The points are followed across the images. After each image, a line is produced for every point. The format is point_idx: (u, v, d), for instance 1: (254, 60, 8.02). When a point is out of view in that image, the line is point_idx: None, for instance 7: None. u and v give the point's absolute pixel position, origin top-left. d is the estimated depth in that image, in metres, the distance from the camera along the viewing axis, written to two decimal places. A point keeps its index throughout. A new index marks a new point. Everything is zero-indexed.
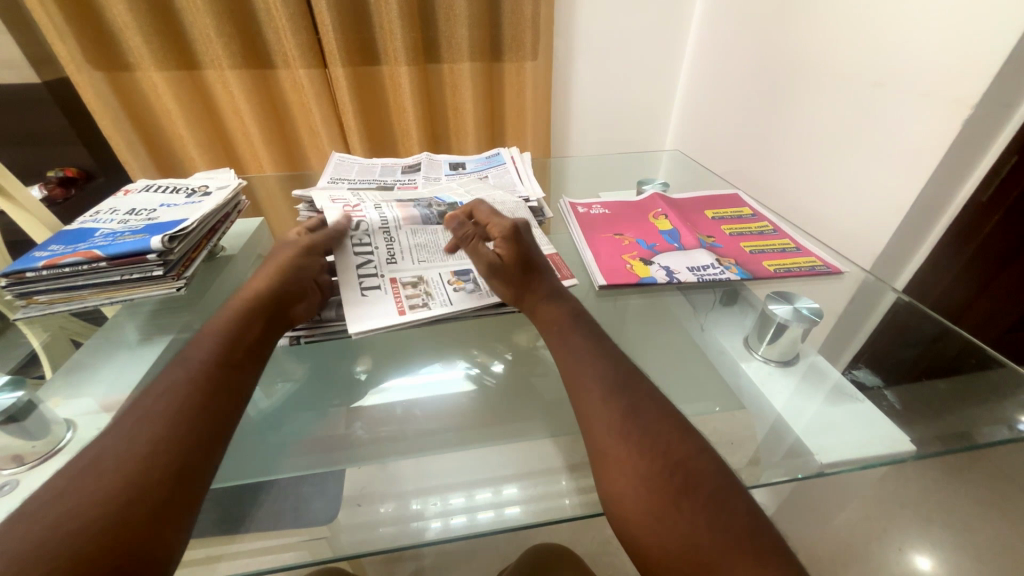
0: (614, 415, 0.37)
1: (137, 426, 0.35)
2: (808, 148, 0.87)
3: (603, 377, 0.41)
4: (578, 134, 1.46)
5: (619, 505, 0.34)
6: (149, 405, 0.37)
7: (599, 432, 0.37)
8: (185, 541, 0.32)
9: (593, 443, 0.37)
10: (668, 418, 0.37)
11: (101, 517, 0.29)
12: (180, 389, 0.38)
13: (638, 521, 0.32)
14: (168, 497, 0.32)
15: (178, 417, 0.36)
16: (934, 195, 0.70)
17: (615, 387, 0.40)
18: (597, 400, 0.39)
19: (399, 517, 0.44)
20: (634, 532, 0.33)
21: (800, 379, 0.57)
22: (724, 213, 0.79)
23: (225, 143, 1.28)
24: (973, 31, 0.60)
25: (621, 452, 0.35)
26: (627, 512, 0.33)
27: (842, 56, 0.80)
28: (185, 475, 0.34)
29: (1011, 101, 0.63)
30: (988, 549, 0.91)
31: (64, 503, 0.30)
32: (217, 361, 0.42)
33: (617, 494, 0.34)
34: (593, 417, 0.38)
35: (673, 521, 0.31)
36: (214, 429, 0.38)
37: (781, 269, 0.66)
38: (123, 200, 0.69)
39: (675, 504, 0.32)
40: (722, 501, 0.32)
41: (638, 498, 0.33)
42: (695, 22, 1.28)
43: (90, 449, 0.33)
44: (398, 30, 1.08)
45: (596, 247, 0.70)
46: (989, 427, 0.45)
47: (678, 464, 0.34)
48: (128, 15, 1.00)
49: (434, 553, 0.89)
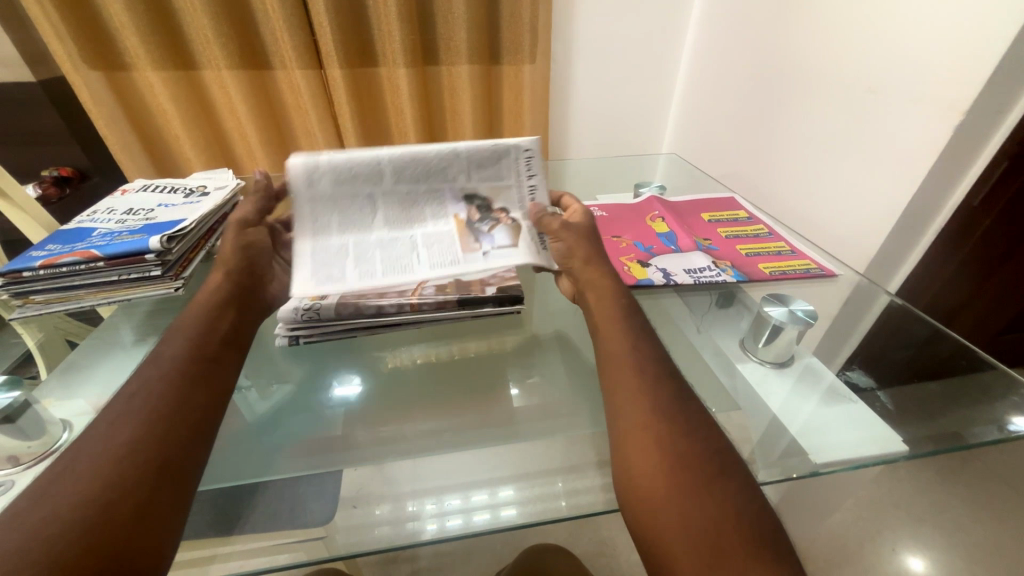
0: (651, 402, 0.39)
1: (116, 428, 0.35)
2: (803, 153, 0.88)
3: (643, 365, 0.42)
4: (576, 137, 1.47)
5: (642, 489, 0.35)
6: (134, 406, 0.36)
7: (636, 415, 0.39)
8: (176, 542, 0.32)
9: (624, 427, 0.39)
10: (700, 412, 0.39)
11: (88, 521, 0.29)
12: (160, 389, 0.38)
13: (660, 506, 0.34)
14: (149, 500, 0.32)
15: (166, 417, 0.36)
16: (927, 200, 0.71)
17: (654, 375, 0.42)
18: (636, 386, 0.41)
19: (396, 518, 0.44)
20: (651, 518, 0.34)
21: (796, 380, 0.57)
22: (721, 216, 0.80)
23: (223, 144, 1.28)
24: (964, 40, 0.61)
25: (653, 435, 0.37)
26: (650, 495, 0.35)
27: (837, 62, 0.81)
28: (169, 477, 0.34)
29: (1001, 108, 0.64)
30: (980, 550, 0.92)
31: (42, 510, 0.30)
32: (203, 358, 0.42)
33: (642, 477, 0.36)
34: (632, 399, 0.40)
35: (694, 506, 0.33)
36: (200, 429, 0.38)
37: (776, 271, 0.67)
38: (120, 200, 0.69)
39: (702, 489, 0.33)
40: (741, 493, 0.34)
41: (666, 481, 0.34)
42: (691, 27, 1.29)
43: (72, 453, 0.33)
44: (397, 33, 1.08)
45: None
46: (980, 428, 0.46)
47: (702, 454, 0.36)
48: (125, 15, 1.00)
49: (429, 554, 0.89)
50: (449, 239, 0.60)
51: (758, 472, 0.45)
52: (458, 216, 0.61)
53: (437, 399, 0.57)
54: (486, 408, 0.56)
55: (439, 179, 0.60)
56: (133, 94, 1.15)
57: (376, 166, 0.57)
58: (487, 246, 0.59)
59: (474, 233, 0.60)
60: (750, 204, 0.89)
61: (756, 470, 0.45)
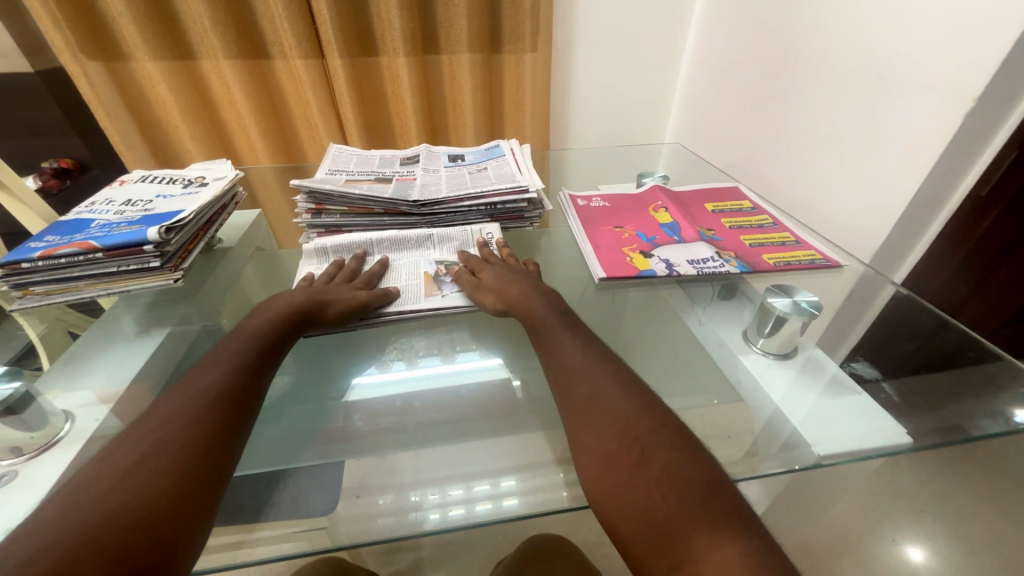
0: (599, 393, 0.40)
1: (148, 422, 0.36)
2: (808, 143, 0.87)
3: (586, 364, 0.43)
4: (578, 127, 1.46)
5: (598, 481, 0.35)
6: (162, 406, 0.37)
7: (590, 405, 0.39)
8: (204, 533, 0.32)
9: (577, 423, 0.39)
10: (643, 399, 0.39)
11: (112, 508, 0.29)
12: (204, 393, 0.39)
13: (617, 494, 0.33)
14: (189, 495, 0.32)
15: (193, 411, 0.37)
16: (933, 190, 0.70)
17: (602, 371, 0.42)
18: (594, 379, 0.41)
19: (398, 508, 0.44)
20: (613, 507, 0.33)
21: (799, 372, 0.57)
22: (724, 206, 0.79)
23: (222, 134, 1.27)
24: (981, 26, 0.59)
25: (606, 428, 0.37)
26: (607, 483, 0.34)
27: (845, 49, 0.79)
28: (209, 474, 0.34)
29: (1013, 95, 0.62)
30: (980, 541, 0.92)
31: (70, 495, 0.30)
32: (223, 361, 0.43)
33: (596, 469, 0.35)
34: (588, 391, 0.40)
35: (649, 487, 0.32)
36: (233, 424, 0.38)
37: (780, 262, 0.66)
38: (118, 190, 0.68)
39: (655, 469, 0.33)
40: (699, 468, 0.33)
41: (619, 467, 0.34)
42: (697, 13, 1.27)
43: (117, 452, 0.33)
44: (396, 21, 1.07)
45: (592, 233, 0.72)
46: (985, 420, 0.46)
47: (671, 439, 0.35)
48: (121, 3, 0.99)
49: (432, 544, 0.90)
50: (415, 287, 0.61)
51: (758, 465, 0.44)
52: (427, 271, 0.64)
53: (438, 389, 0.57)
54: (487, 398, 0.56)
55: (428, 220, 0.70)
56: (131, 84, 1.14)
57: (376, 191, 0.69)
58: (447, 293, 0.60)
59: (438, 283, 0.62)
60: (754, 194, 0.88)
61: (757, 463, 0.45)
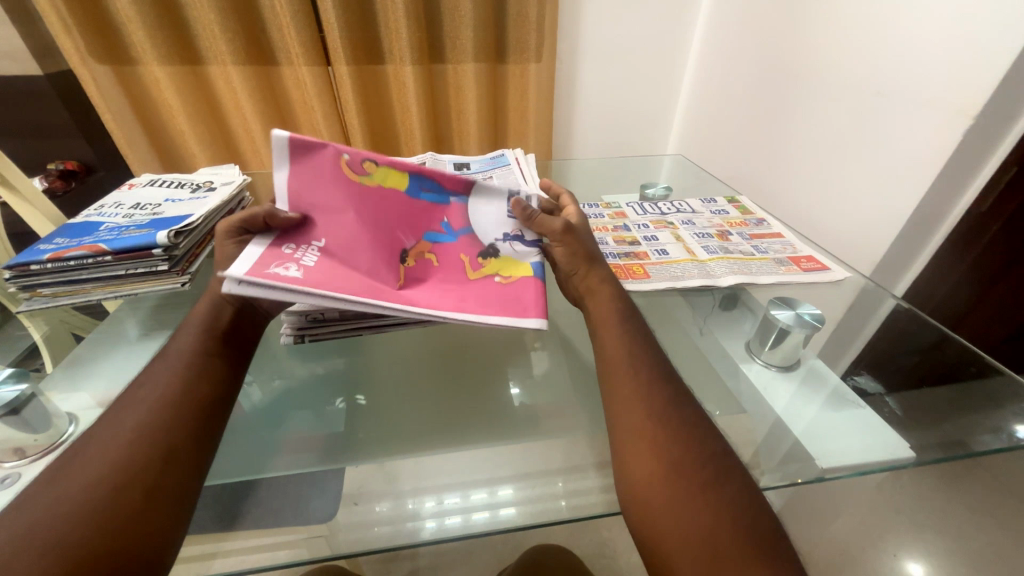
0: (646, 408, 0.38)
1: (123, 420, 0.35)
2: (809, 156, 0.88)
3: (632, 370, 0.41)
4: (581, 137, 1.47)
5: (640, 495, 0.34)
6: (139, 402, 0.37)
7: (628, 415, 0.38)
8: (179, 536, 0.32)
9: (619, 426, 0.38)
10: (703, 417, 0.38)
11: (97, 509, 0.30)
12: (189, 392, 0.38)
13: (657, 512, 0.33)
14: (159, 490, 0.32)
15: (168, 411, 0.36)
16: (932, 207, 0.71)
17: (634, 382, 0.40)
18: (635, 386, 0.39)
19: (396, 516, 0.44)
20: (647, 513, 0.33)
21: (801, 384, 0.57)
22: (670, 212, 0.81)
23: (228, 138, 1.28)
24: (984, 45, 0.60)
25: (647, 436, 0.36)
26: (643, 487, 0.34)
27: (846, 65, 0.81)
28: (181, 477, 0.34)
29: (1010, 114, 0.63)
30: (982, 557, 0.92)
31: (44, 500, 0.30)
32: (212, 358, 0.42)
33: (638, 475, 0.35)
34: (629, 402, 0.38)
35: (685, 497, 0.32)
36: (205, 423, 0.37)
37: (722, 264, 0.67)
38: (127, 194, 0.69)
39: (681, 487, 0.33)
40: (737, 501, 0.32)
41: (653, 476, 0.34)
42: (700, 27, 1.28)
43: (103, 448, 0.33)
44: (403, 31, 1.08)
45: (522, 287, 0.49)
46: (986, 435, 0.46)
47: (672, 450, 0.35)
48: (132, 9, 1.00)
49: (429, 553, 0.89)
50: None
51: (760, 477, 0.44)
52: None
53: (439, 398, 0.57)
54: (487, 405, 0.56)
55: None
56: (139, 88, 1.15)
57: None
58: None
59: None
60: (738, 197, 0.88)
61: (758, 474, 0.45)
